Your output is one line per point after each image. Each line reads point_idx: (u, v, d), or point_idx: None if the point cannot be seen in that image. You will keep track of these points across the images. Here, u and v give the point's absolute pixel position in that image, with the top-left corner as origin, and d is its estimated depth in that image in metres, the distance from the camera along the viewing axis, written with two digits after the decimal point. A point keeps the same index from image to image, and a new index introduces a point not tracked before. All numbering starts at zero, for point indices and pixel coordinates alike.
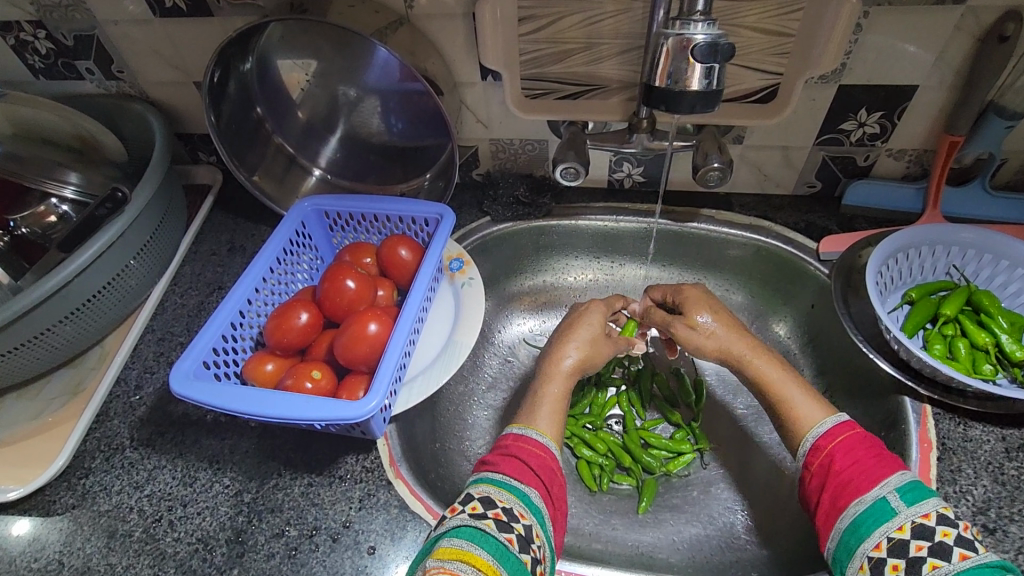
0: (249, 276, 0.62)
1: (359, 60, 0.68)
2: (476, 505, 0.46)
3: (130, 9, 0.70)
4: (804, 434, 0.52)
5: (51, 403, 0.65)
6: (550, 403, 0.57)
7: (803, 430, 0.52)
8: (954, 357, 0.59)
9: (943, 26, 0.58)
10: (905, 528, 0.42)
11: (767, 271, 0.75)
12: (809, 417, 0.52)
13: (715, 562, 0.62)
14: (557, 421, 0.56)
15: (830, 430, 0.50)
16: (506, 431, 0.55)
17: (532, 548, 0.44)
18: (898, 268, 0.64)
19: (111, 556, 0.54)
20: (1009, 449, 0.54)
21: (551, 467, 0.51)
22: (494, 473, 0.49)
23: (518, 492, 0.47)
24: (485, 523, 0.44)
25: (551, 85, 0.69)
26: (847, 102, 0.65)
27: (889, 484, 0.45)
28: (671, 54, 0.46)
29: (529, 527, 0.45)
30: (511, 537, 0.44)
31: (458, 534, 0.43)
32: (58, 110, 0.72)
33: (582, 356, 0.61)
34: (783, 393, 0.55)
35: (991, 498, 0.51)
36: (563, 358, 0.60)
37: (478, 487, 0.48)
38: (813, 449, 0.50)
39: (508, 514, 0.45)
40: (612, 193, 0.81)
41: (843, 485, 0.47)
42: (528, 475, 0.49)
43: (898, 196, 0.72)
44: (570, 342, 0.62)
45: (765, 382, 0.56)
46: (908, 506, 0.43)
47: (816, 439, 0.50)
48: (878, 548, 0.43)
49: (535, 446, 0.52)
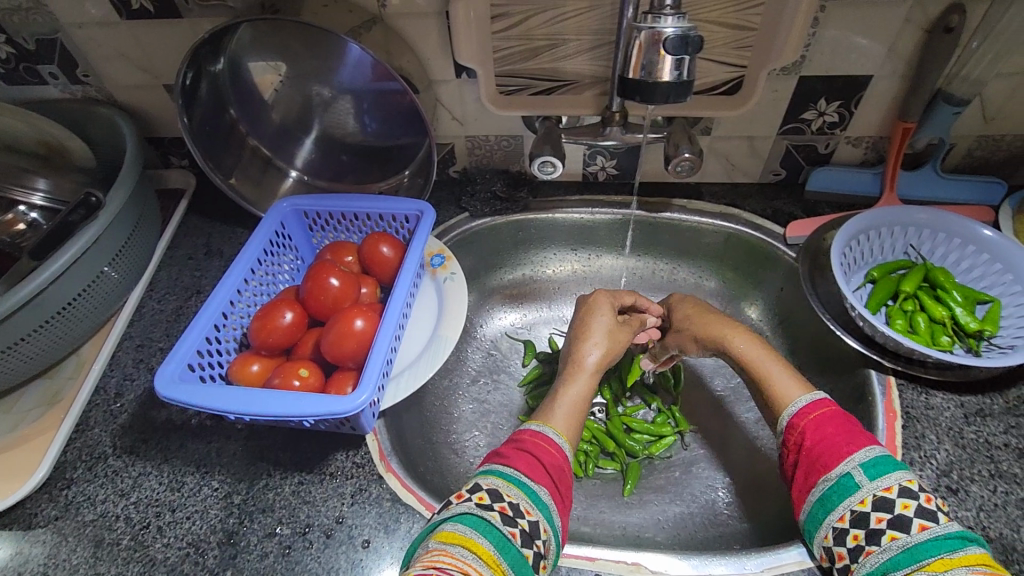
0: (230, 279, 0.61)
1: (332, 60, 0.68)
2: (484, 496, 0.47)
3: (92, 13, 0.68)
4: (782, 410, 0.54)
5: (27, 416, 0.64)
6: (580, 392, 0.60)
7: (781, 408, 0.55)
8: (914, 331, 0.63)
9: (893, 19, 0.61)
10: (866, 501, 0.45)
11: (738, 257, 0.78)
12: (788, 395, 0.55)
13: (699, 538, 0.64)
14: (573, 423, 0.57)
15: (803, 409, 0.53)
16: (523, 426, 0.56)
17: (535, 543, 0.45)
18: (860, 250, 0.68)
19: (99, 565, 0.54)
20: (967, 414, 0.58)
21: (562, 466, 0.52)
22: (507, 467, 0.50)
23: (526, 488, 0.48)
24: (491, 515, 0.45)
25: (526, 81, 0.71)
26: (808, 93, 0.69)
27: (853, 460, 0.47)
28: (643, 48, 0.48)
29: (534, 523, 0.46)
30: (514, 532, 0.45)
31: (462, 520, 0.44)
32: (17, 113, 0.69)
33: (603, 353, 0.63)
34: (761, 368, 0.59)
35: (952, 461, 0.55)
36: (586, 356, 0.62)
37: (488, 478, 0.49)
38: (788, 425, 0.53)
39: (514, 509, 0.46)
40: (587, 185, 0.83)
41: (812, 461, 0.49)
42: (540, 473, 0.50)
43: (858, 180, 0.75)
44: (591, 339, 0.63)
45: (745, 359, 0.60)
46: (871, 481, 0.45)
47: (790, 417, 0.53)
48: (841, 519, 0.46)
49: (550, 445, 0.53)
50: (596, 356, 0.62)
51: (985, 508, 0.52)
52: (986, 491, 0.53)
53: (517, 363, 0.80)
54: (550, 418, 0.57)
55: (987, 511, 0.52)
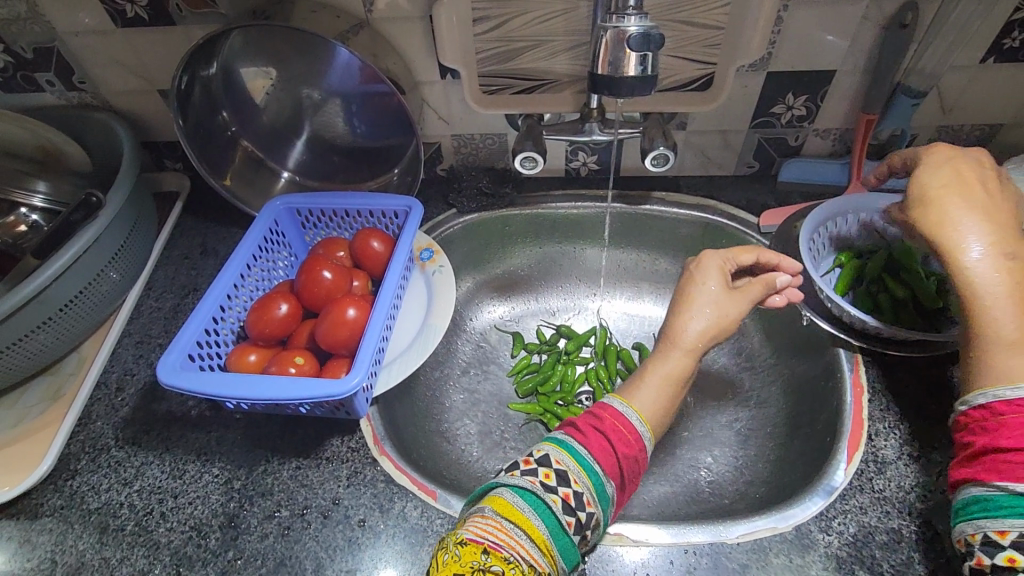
0: (226, 274, 0.64)
1: (321, 63, 0.71)
2: (551, 475, 0.48)
3: (88, 22, 0.71)
4: (991, 383, 0.44)
5: (31, 411, 0.66)
6: (677, 368, 0.58)
7: (1000, 378, 0.44)
8: (878, 310, 0.66)
9: (852, 17, 0.65)
10: None
11: (716, 247, 0.81)
12: (1009, 368, 0.44)
13: (682, 513, 0.67)
14: (656, 410, 0.56)
15: (1023, 400, 0.42)
16: (603, 401, 0.55)
17: (585, 532, 0.47)
18: (829, 236, 0.71)
19: (105, 550, 0.56)
20: (929, 388, 0.61)
21: (635, 458, 0.52)
22: (581, 447, 0.50)
23: (595, 477, 0.48)
24: (552, 500, 0.46)
25: (508, 81, 0.74)
26: (776, 88, 0.72)
27: None
28: (610, 45, 0.51)
29: (592, 515, 0.47)
30: (570, 522, 0.46)
31: (523, 496, 0.46)
32: (23, 122, 0.72)
33: (712, 325, 0.59)
34: (986, 308, 0.46)
35: (915, 431, 0.58)
36: (689, 327, 0.60)
37: (561, 454, 0.49)
38: (993, 403, 0.43)
39: (577, 499, 0.47)
40: (570, 181, 0.86)
41: (1007, 461, 0.41)
42: (613, 463, 0.50)
43: (826, 171, 0.79)
44: (696, 309, 0.60)
45: (980, 291, 0.46)
46: None
47: (998, 399, 0.43)
48: (1003, 534, 0.40)
49: (629, 436, 0.52)
50: (707, 325, 0.59)
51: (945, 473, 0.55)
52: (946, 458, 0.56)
53: (504, 354, 0.84)
54: (635, 399, 0.56)
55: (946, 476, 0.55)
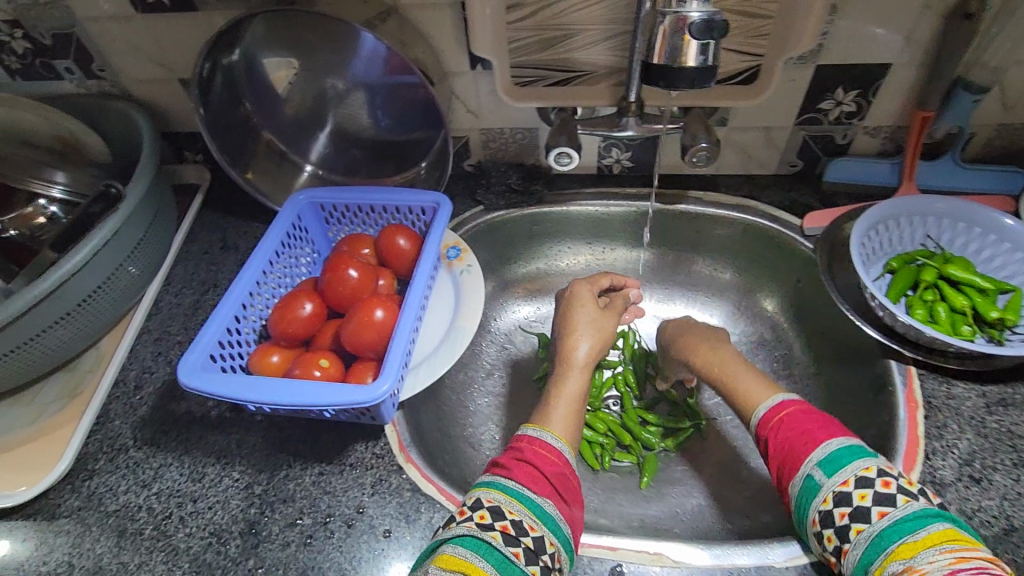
0: (249, 272, 0.61)
1: (347, 51, 0.68)
2: (485, 514, 0.47)
3: (108, 7, 0.69)
4: (754, 408, 0.55)
5: (49, 407, 0.64)
6: (576, 385, 0.60)
7: (753, 407, 0.55)
8: (934, 321, 0.62)
9: (912, 6, 0.61)
10: (828, 499, 0.45)
11: (754, 249, 0.78)
12: (758, 397, 0.56)
13: (718, 529, 0.64)
14: (568, 424, 0.57)
15: (771, 410, 0.53)
16: (520, 432, 0.55)
17: (541, 559, 0.45)
18: (878, 240, 0.67)
19: (122, 555, 0.54)
20: (988, 404, 0.58)
21: (564, 473, 0.52)
22: (508, 481, 0.50)
23: (528, 502, 0.48)
24: (491, 537, 0.45)
25: (541, 72, 0.71)
26: (826, 82, 0.68)
27: (811, 460, 0.47)
28: (668, 33, 0.48)
29: (540, 538, 0.46)
30: (517, 551, 0.45)
31: (462, 543, 0.45)
32: (40, 110, 0.71)
33: (593, 346, 0.64)
34: (731, 378, 0.60)
35: (975, 451, 0.55)
36: (578, 349, 0.63)
37: (489, 494, 0.49)
38: (763, 419, 0.53)
39: (517, 527, 0.46)
40: (601, 178, 0.82)
41: (783, 461, 0.49)
42: (543, 484, 0.50)
43: (876, 171, 0.75)
44: (580, 335, 0.64)
45: (716, 369, 0.62)
46: (828, 476, 0.46)
47: (765, 412, 0.54)
48: (814, 523, 0.46)
49: (549, 451, 0.53)
50: (588, 345, 0.64)
51: (1009, 498, 0.52)
52: (1010, 480, 0.53)
53: (531, 356, 0.80)
54: (548, 422, 0.56)
55: (1010, 500, 0.52)
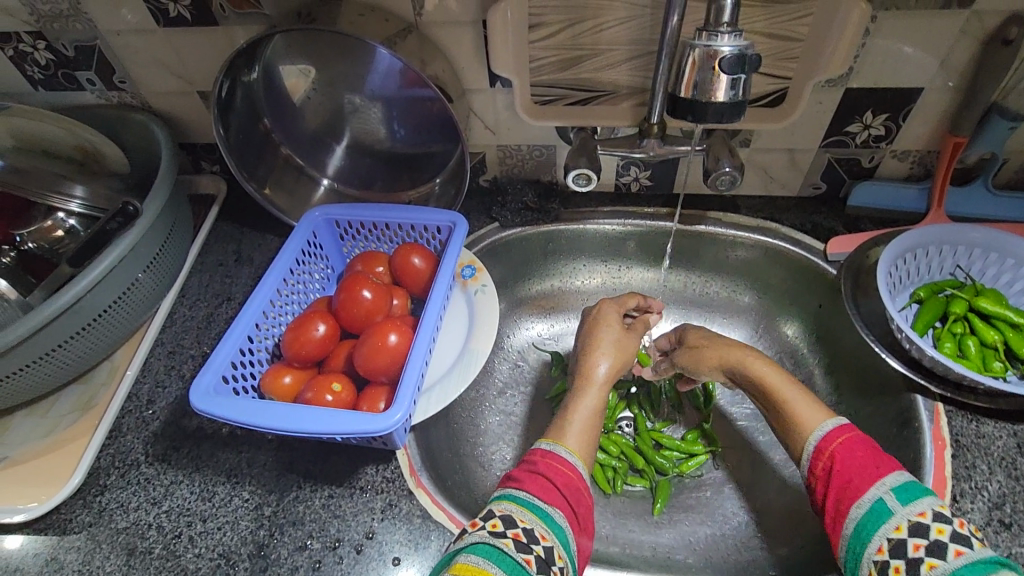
0: (263, 290, 0.61)
1: (366, 67, 0.67)
2: (497, 523, 0.46)
3: (130, 20, 0.69)
4: (807, 436, 0.53)
5: (63, 420, 0.64)
6: (593, 405, 0.59)
7: (806, 434, 0.53)
8: (964, 355, 0.60)
9: (948, 31, 0.59)
10: (901, 528, 0.43)
11: (774, 272, 0.76)
12: (811, 422, 0.53)
13: (732, 562, 0.63)
14: (587, 441, 0.56)
15: (830, 433, 0.51)
16: (533, 446, 0.55)
17: (552, 569, 0.44)
18: (906, 269, 0.65)
19: (132, 574, 0.54)
20: (1019, 444, 0.56)
21: (578, 487, 0.51)
22: (519, 491, 0.49)
23: (540, 512, 0.47)
24: (503, 543, 0.44)
25: (561, 91, 0.69)
26: (854, 105, 0.66)
27: (885, 484, 0.46)
28: (697, 65, 0.46)
29: (550, 548, 0.45)
30: (528, 559, 0.43)
31: (475, 550, 0.43)
32: (63, 123, 0.71)
33: (613, 364, 0.63)
34: (781, 395, 0.57)
35: (1005, 494, 0.53)
36: (597, 368, 0.62)
37: (501, 504, 0.49)
38: (816, 450, 0.51)
39: (528, 535, 0.45)
40: (619, 196, 0.81)
41: (844, 487, 0.47)
42: (555, 494, 0.49)
43: (903, 196, 0.73)
44: (600, 352, 0.64)
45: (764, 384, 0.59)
46: (904, 506, 0.44)
47: (818, 442, 0.51)
48: (880, 552, 0.43)
49: (563, 463, 0.52)
50: (608, 363, 0.63)
51: None
52: None
53: (543, 375, 0.79)
54: (564, 437, 0.56)
55: None
